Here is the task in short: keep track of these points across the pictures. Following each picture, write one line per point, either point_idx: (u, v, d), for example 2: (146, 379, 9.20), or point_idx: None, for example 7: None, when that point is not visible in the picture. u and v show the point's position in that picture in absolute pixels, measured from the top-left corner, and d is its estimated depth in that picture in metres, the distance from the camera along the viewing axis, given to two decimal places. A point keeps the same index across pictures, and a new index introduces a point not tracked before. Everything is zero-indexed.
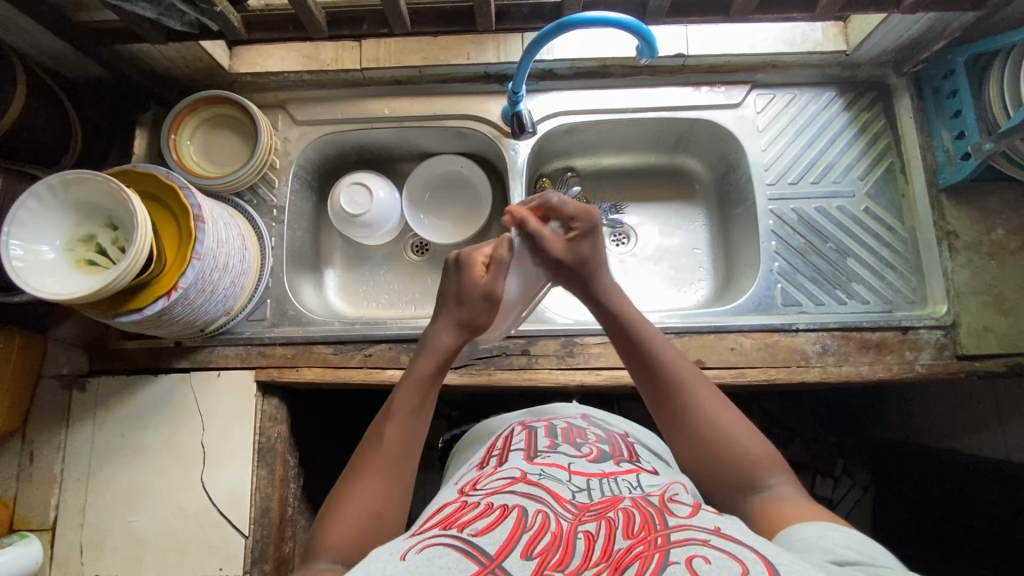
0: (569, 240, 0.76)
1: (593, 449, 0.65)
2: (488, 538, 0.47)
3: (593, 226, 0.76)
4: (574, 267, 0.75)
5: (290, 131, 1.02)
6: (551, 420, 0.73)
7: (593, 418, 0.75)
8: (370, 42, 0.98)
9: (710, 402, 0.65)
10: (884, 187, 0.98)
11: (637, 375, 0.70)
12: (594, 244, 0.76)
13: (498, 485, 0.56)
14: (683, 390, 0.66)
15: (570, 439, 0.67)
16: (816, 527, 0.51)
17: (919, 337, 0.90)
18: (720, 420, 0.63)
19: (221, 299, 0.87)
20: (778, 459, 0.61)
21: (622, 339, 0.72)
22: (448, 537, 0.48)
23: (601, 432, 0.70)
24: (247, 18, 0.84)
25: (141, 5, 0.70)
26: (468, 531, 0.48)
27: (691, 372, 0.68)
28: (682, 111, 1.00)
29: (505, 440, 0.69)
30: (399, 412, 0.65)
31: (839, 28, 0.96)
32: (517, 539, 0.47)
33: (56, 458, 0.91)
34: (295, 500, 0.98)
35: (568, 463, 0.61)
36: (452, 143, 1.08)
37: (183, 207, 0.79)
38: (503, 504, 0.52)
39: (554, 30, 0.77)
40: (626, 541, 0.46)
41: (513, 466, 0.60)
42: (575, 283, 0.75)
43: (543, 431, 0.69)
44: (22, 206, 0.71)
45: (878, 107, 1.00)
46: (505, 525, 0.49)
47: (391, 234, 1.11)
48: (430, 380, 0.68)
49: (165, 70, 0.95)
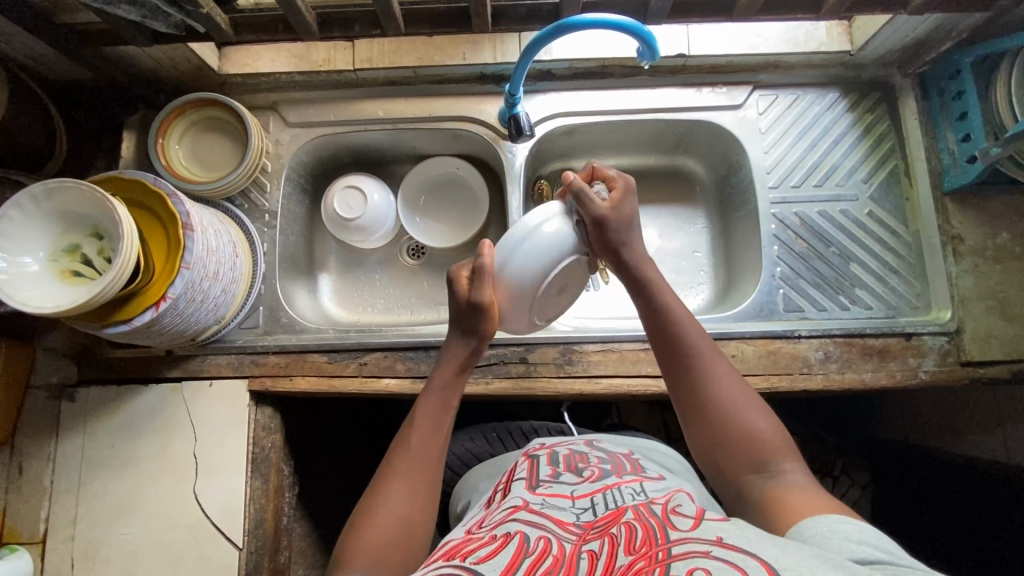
0: (614, 201, 0.69)
1: (594, 471, 0.64)
2: (489, 565, 0.47)
3: (631, 188, 0.71)
4: (619, 227, 0.69)
5: (282, 134, 0.99)
6: (553, 446, 0.72)
7: (596, 442, 0.74)
8: (363, 42, 0.95)
9: (736, 391, 0.63)
10: (888, 191, 0.96)
11: (663, 353, 0.67)
12: (635, 205, 0.71)
13: (502, 516, 0.56)
14: (704, 363, 0.65)
15: (572, 465, 0.65)
16: (830, 521, 0.50)
17: (922, 344, 0.88)
18: (736, 396, 0.63)
19: (211, 309, 0.85)
20: (786, 441, 0.60)
21: (649, 315, 0.69)
22: (451, 567, 0.47)
23: (603, 453, 0.69)
24: (234, 19, 0.81)
25: (122, 6, 0.68)
26: (471, 560, 0.48)
27: (715, 360, 0.65)
28: (682, 112, 0.98)
29: (507, 475, 0.68)
30: (424, 419, 0.67)
31: (843, 28, 0.94)
32: (519, 564, 0.47)
33: (46, 469, 0.89)
34: (290, 509, 0.97)
35: (570, 490, 0.59)
36: (448, 145, 1.06)
37: (170, 215, 0.77)
38: (506, 531, 0.52)
39: (553, 32, 0.75)
40: (627, 556, 0.45)
41: (516, 495, 0.60)
42: (617, 246, 0.69)
43: (546, 458, 0.67)
44: (4, 217, 0.69)
45: (882, 108, 0.98)
46: (508, 550, 0.49)
47: (386, 237, 1.09)
48: (453, 385, 0.70)
49: (152, 71, 0.92)
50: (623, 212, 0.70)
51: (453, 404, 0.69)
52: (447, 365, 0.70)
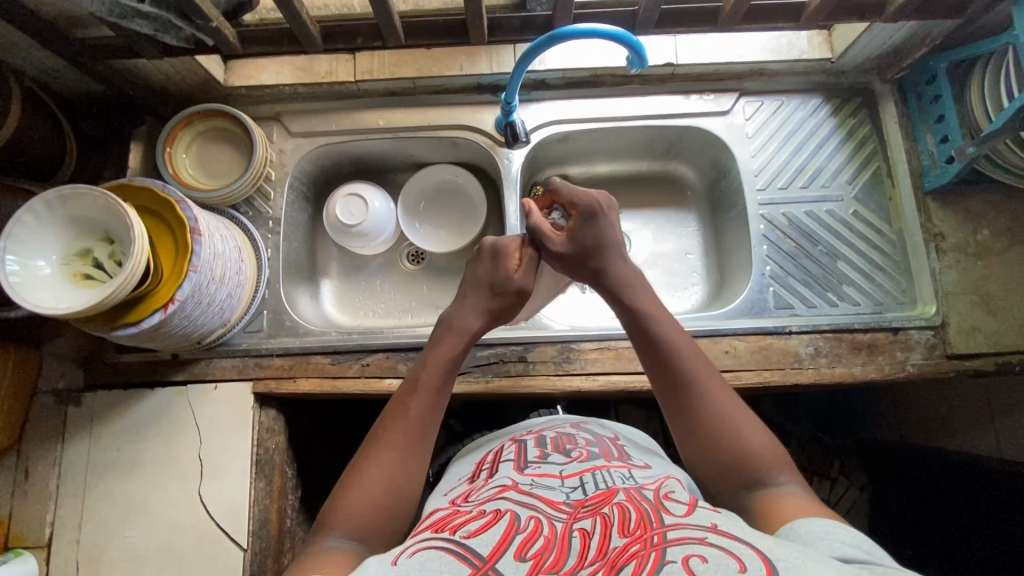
0: (571, 229, 0.77)
1: (582, 452, 0.66)
2: (480, 540, 0.49)
3: (593, 212, 0.77)
4: (575, 258, 0.76)
5: (285, 143, 1.02)
6: (541, 431, 0.74)
7: (584, 424, 0.76)
8: (364, 55, 0.99)
9: (737, 413, 0.64)
10: (872, 191, 1.00)
11: (655, 372, 0.68)
12: (597, 230, 0.77)
13: (490, 493, 0.57)
14: (698, 383, 0.66)
15: (560, 446, 0.68)
16: (823, 525, 0.50)
17: (909, 338, 0.91)
18: (730, 416, 0.63)
19: (218, 311, 0.87)
20: (784, 457, 0.61)
21: (641, 337, 0.71)
22: (441, 540, 0.49)
23: (590, 436, 0.71)
24: (242, 33, 0.85)
25: (136, 20, 0.72)
26: (461, 533, 0.50)
27: (712, 379, 0.66)
28: (672, 118, 1.02)
29: (493, 455, 0.70)
30: (422, 388, 0.67)
31: (823, 37, 0.99)
32: (510, 541, 0.48)
33: (52, 473, 0.90)
34: (294, 512, 0.98)
35: (559, 470, 0.61)
36: (447, 153, 1.09)
37: (179, 220, 0.79)
38: (496, 509, 0.53)
39: (546, 42, 0.79)
40: (622, 539, 0.47)
41: (504, 475, 0.62)
42: (590, 273, 0.76)
43: (534, 442, 0.70)
44: (18, 222, 0.71)
45: (864, 112, 1.02)
46: (498, 528, 0.50)
47: (386, 243, 1.11)
48: (451, 360, 0.70)
49: (160, 84, 0.95)
50: (584, 238, 0.77)
51: (453, 374, 0.70)
52: (450, 338, 0.72)
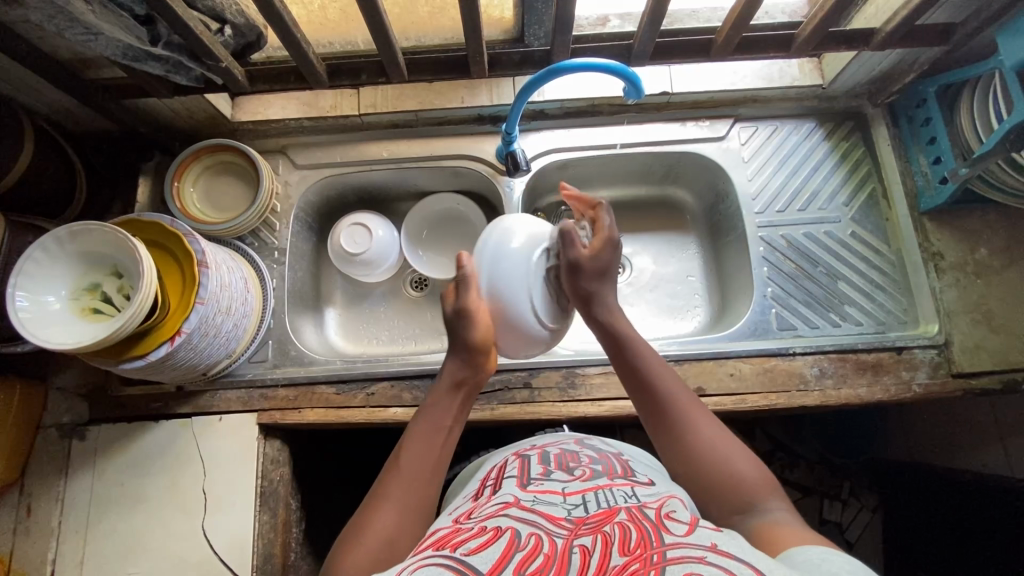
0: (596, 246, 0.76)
1: (585, 471, 0.65)
2: (480, 557, 0.48)
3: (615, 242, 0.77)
4: (591, 272, 0.75)
5: (291, 175, 1.04)
6: (545, 447, 0.74)
7: (587, 441, 0.76)
8: (367, 89, 1.02)
9: (725, 444, 0.63)
10: (869, 212, 1.01)
11: (642, 402, 0.70)
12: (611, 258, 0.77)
13: (492, 510, 0.57)
14: (672, 398, 0.67)
15: (563, 464, 0.67)
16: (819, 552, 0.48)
17: (914, 357, 0.91)
18: (684, 408, 0.67)
19: (223, 342, 0.87)
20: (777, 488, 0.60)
21: (627, 371, 0.72)
22: (441, 557, 0.48)
23: (594, 453, 0.71)
24: (250, 72, 0.87)
25: (148, 62, 0.74)
26: (461, 550, 0.49)
27: (694, 410, 0.66)
28: (670, 145, 1.04)
29: (498, 470, 0.70)
30: (419, 436, 0.68)
31: (814, 64, 1.02)
32: (510, 558, 0.47)
33: (54, 510, 0.89)
34: (297, 545, 0.96)
35: (562, 487, 0.61)
36: (449, 182, 1.11)
37: (186, 253, 0.80)
38: (497, 526, 0.52)
39: (545, 76, 0.81)
40: (623, 557, 0.46)
41: (506, 492, 0.61)
42: (585, 296, 0.75)
43: (537, 458, 0.70)
44: (29, 258, 0.72)
45: (856, 135, 1.04)
46: (499, 545, 0.49)
47: (390, 270, 1.12)
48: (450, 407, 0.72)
49: (169, 120, 0.98)
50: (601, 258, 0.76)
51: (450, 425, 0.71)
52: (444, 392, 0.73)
